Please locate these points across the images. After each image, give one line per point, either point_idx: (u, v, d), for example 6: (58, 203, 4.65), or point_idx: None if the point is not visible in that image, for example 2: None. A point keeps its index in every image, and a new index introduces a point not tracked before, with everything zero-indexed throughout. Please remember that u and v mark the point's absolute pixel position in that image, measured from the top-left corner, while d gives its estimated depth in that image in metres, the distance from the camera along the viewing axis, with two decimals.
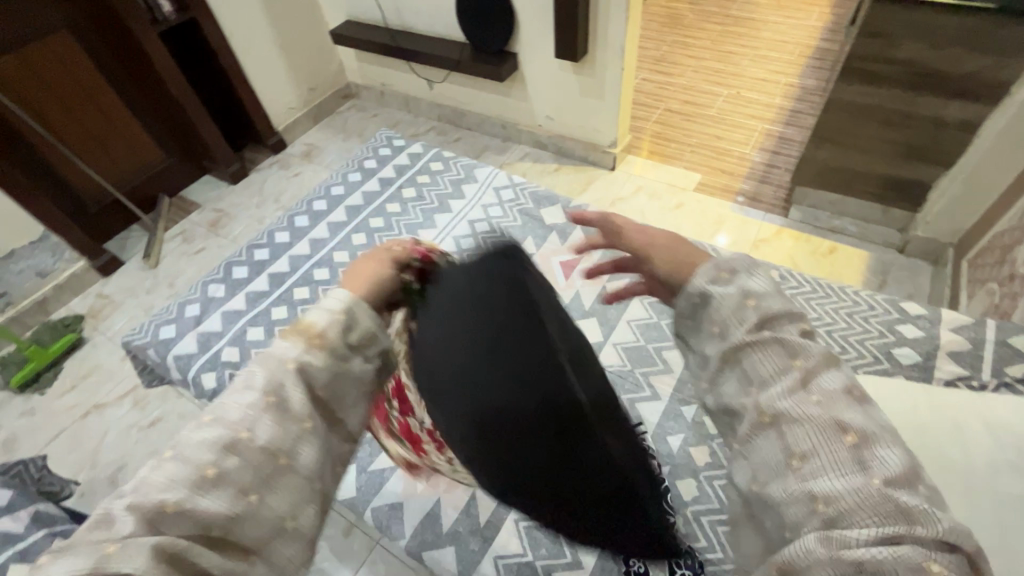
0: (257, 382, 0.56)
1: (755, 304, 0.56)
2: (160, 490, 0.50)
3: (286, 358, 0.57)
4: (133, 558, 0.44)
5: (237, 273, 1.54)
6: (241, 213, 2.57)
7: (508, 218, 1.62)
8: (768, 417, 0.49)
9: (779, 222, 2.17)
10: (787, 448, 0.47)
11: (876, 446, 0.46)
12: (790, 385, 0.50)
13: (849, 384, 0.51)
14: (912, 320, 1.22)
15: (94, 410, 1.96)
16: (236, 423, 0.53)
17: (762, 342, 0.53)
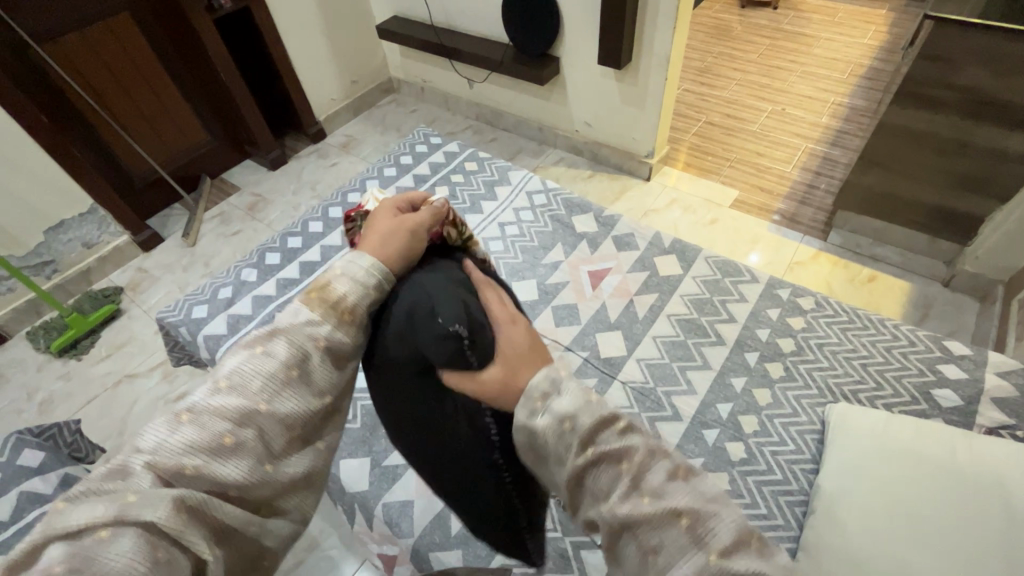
0: (276, 353, 0.60)
1: (571, 428, 0.53)
2: (178, 453, 0.53)
3: (315, 335, 0.63)
4: (160, 509, 0.48)
5: (270, 259, 1.58)
6: (278, 199, 2.64)
7: (539, 223, 1.61)
8: (616, 528, 0.49)
9: (817, 244, 2.10)
10: (641, 546, 0.48)
11: (707, 522, 0.47)
12: (625, 491, 0.49)
13: (671, 466, 0.52)
14: (955, 360, 1.16)
15: (125, 379, 2.04)
16: (257, 396, 0.58)
17: (591, 459, 0.51)
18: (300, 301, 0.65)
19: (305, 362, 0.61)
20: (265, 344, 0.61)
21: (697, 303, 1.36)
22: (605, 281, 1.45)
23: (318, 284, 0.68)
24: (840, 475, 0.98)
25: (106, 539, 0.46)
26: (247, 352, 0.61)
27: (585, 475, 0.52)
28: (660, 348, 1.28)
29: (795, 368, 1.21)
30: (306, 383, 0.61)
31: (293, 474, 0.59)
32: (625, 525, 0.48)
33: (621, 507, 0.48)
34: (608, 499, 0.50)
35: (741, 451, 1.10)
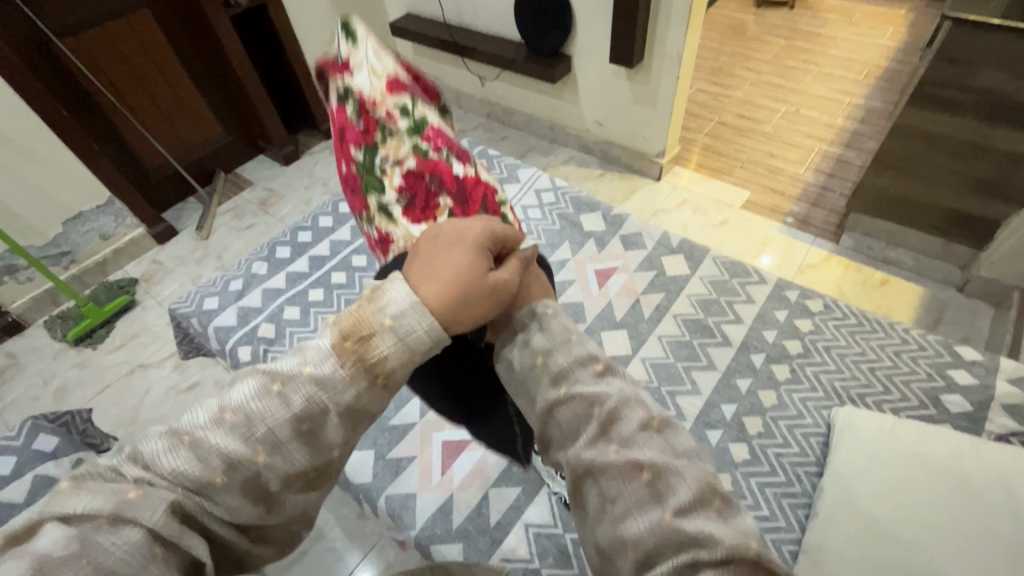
0: (291, 404, 0.52)
1: (543, 362, 0.60)
2: (169, 474, 0.49)
3: (339, 400, 0.52)
4: (155, 512, 0.45)
5: (280, 253, 1.59)
6: (290, 194, 2.67)
7: (547, 220, 1.61)
8: (580, 470, 0.52)
9: (829, 247, 2.08)
10: (602, 494, 0.50)
11: (668, 476, 0.48)
12: (592, 435, 0.52)
13: (646, 416, 0.53)
14: (965, 366, 1.14)
15: (139, 368, 2.08)
16: (262, 441, 0.51)
17: (562, 398, 0.56)
18: (335, 353, 0.53)
19: (319, 421, 0.53)
20: (281, 382, 0.53)
21: (703, 304, 1.35)
22: (611, 279, 1.45)
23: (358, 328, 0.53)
24: (845, 478, 0.97)
25: (103, 527, 0.44)
26: (260, 387, 0.53)
27: (556, 414, 0.56)
28: (665, 347, 1.28)
29: (801, 371, 1.20)
30: (314, 439, 0.53)
31: (292, 509, 0.55)
32: (588, 468, 0.51)
33: (584, 448, 0.52)
34: (577, 442, 0.53)
35: (744, 452, 1.09)
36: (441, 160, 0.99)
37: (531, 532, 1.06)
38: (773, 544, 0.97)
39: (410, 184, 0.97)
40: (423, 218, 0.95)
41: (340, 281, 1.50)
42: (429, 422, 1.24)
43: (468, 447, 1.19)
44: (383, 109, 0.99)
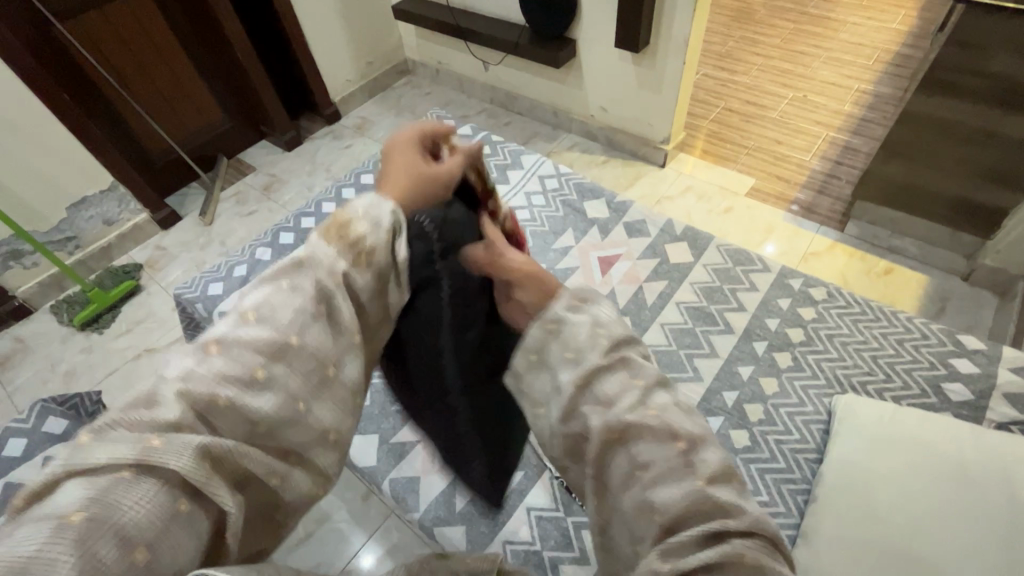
0: (305, 287, 0.58)
1: (596, 330, 0.57)
2: (209, 385, 0.49)
3: (334, 272, 0.60)
4: (182, 455, 0.45)
5: (284, 239, 1.59)
6: (293, 180, 2.67)
7: (550, 207, 1.61)
8: (617, 434, 0.50)
9: (834, 236, 2.07)
10: (634, 460, 0.49)
11: (701, 449, 0.49)
12: (633, 402, 0.51)
13: (678, 397, 0.54)
14: (968, 354, 1.14)
15: (145, 353, 2.10)
16: (287, 330, 0.55)
17: (611, 363, 0.54)
18: (318, 236, 0.63)
19: (331, 300, 0.59)
20: (292, 277, 0.59)
21: (707, 292, 1.35)
22: (615, 267, 1.44)
23: (336, 221, 0.65)
24: (845, 464, 0.97)
25: (125, 482, 0.43)
26: (273, 287, 0.58)
27: (597, 377, 0.54)
28: (667, 335, 1.28)
29: (803, 359, 1.20)
30: (335, 321, 0.59)
31: (322, 418, 0.56)
32: (625, 433, 0.50)
33: (626, 412, 0.50)
34: (617, 405, 0.51)
35: (744, 438, 1.10)
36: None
37: (533, 515, 1.08)
38: None
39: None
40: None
41: None
42: None
43: None
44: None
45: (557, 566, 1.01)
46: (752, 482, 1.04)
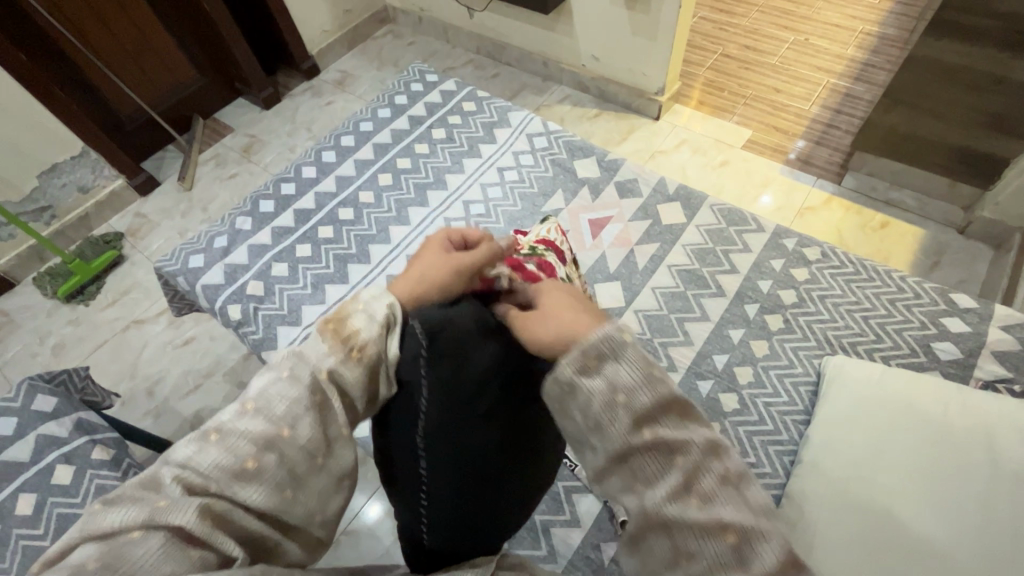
0: (301, 377, 0.61)
1: (627, 399, 0.56)
2: (208, 469, 0.56)
3: (318, 366, 0.62)
4: (185, 513, 0.52)
5: (264, 206, 1.53)
6: (273, 140, 2.56)
7: (539, 167, 1.55)
8: (654, 520, 0.53)
9: (830, 189, 2.02)
10: (674, 548, 0.53)
11: (752, 537, 0.51)
12: (673, 488, 0.53)
13: (723, 469, 0.55)
14: (960, 314, 1.14)
15: (134, 324, 2.08)
16: (281, 414, 0.59)
17: (643, 438, 0.55)
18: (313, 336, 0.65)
19: (325, 395, 0.61)
20: (288, 367, 0.62)
21: (699, 254, 1.33)
22: (606, 230, 1.41)
23: (334, 315, 0.67)
24: (830, 427, 0.99)
25: (134, 537, 0.51)
26: (274, 374, 0.62)
27: (635, 458, 0.55)
28: (658, 299, 1.27)
29: (795, 322, 1.19)
30: (324, 413, 0.61)
31: (311, 503, 0.61)
32: (667, 523, 0.53)
33: (665, 498, 0.53)
34: (652, 492, 0.54)
35: (733, 402, 1.11)
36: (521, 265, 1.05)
37: None
38: (759, 488, 1.01)
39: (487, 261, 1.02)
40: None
41: (328, 236, 1.46)
42: None
43: None
44: (522, 231, 1.24)
45: (549, 529, 1.04)
46: (739, 443, 1.05)
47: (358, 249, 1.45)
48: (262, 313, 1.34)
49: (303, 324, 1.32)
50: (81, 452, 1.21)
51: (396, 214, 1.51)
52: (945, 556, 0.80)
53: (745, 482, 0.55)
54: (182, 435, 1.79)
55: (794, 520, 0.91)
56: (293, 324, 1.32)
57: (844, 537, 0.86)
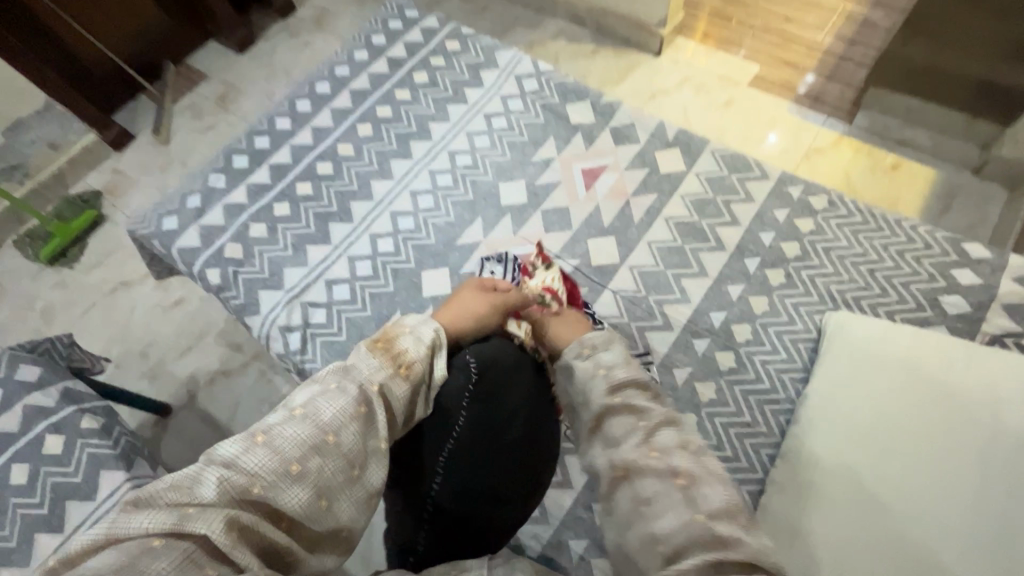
0: (349, 391, 0.76)
1: (603, 376, 0.80)
2: (249, 471, 0.67)
3: (372, 380, 0.79)
4: (214, 524, 0.62)
5: (237, 162, 1.44)
6: (250, 88, 2.41)
7: (529, 113, 1.44)
8: (620, 470, 0.72)
9: (841, 128, 1.90)
10: (636, 496, 0.69)
11: (698, 484, 0.68)
12: (636, 440, 0.73)
13: (683, 438, 0.74)
14: (971, 265, 1.08)
15: (121, 286, 2.03)
16: (332, 419, 0.73)
17: (618, 407, 0.76)
18: (367, 351, 0.82)
19: (369, 406, 0.77)
20: (337, 383, 0.77)
21: (698, 205, 1.25)
22: (600, 181, 1.32)
23: (385, 335, 0.85)
24: (832, 390, 0.95)
25: (165, 542, 0.61)
26: (324, 390, 0.77)
27: (613, 423, 0.76)
28: (654, 254, 1.20)
29: (798, 276, 1.14)
30: (368, 424, 0.76)
31: (339, 510, 0.71)
32: (628, 469, 0.71)
33: (635, 453, 0.72)
34: (622, 446, 0.73)
35: (730, 360, 1.07)
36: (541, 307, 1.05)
37: None
38: (753, 447, 0.99)
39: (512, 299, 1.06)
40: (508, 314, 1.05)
41: (307, 193, 1.38)
42: None
43: None
44: (528, 270, 1.12)
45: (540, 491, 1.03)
46: (735, 402, 1.03)
47: (339, 207, 1.37)
48: (242, 277, 1.28)
49: (286, 288, 1.27)
50: (71, 422, 1.19)
51: (378, 167, 1.42)
52: (942, 523, 0.80)
53: (703, 451, 0.73)
54: (178, 396, 1.79)
55: (792, 485, 0.89)
56: (275, 288, 1.27)
57: (843, 504, 0.84)
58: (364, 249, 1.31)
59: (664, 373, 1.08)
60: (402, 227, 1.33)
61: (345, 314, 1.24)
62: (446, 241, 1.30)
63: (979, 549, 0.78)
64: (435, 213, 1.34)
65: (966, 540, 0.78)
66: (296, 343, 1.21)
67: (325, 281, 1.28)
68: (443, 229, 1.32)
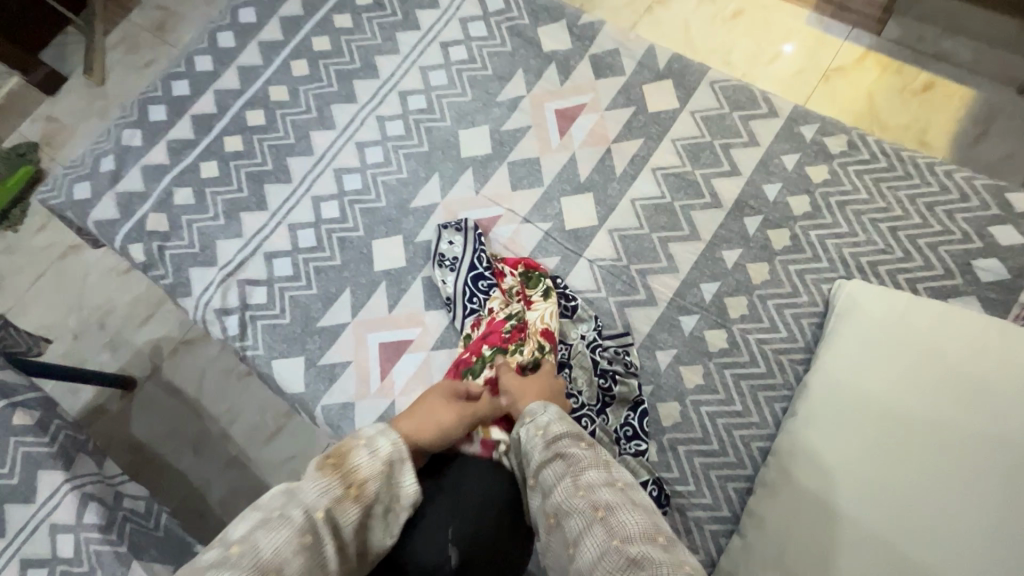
0: (292, 518, 0.57)
1: (542, 434, 0.71)
2: None
3: (314, 506, 0.58)
4: None
5: (153, 114, 1.23)
6: (188, 12, 2.08)
7: (494, 39, 1.20)
8: (553, 518, 0.64)
9: (869, 41, 1.61)
10: (567, 541, 0.61)
11: (620, 513, 0.60)
12: (564, 481, 0.65)
13: (610, 476, 0.65)
14: (1014, 221, 0.91)
15: (70, 251, 1.88)
16: (269, 553, 0.54)
17: (550, 456, 0.68)
18: (312, 474, 0.61)
19: (317, 531, 0.57)
20: (283, 506, 0.58)
21: (692, 151, 1.05)
22: (576, 125, 1.11)
23: (335, 450, 0.64)
24: (832, 375, 0.83)
25: None
26: (265, 516, 0.57)
27: (545, 471, 0.68)
28: (638, 214, 1.03)
29: (805, 238, 0.97)
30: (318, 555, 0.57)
31: None
32: (558, 516, 0.63)
33: (564, 495, 0.64)
34: (554, 491, 0.65)
35: (721, 340, 0.93)
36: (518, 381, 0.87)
37: None
38: (742, 440, 0.88)
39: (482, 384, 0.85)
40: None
41: (236, 149, 1.19)
42: (361, 320, 1.06)
43: (408, 349, 1.03)
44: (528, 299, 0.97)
45: None
46: (724, 389, 0.91)
47: (274, 164, 1.18)
48: (169, 253, 1.13)
49: (219, 264, 1.12)
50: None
51: (318, 115, 1.20)
52: (952, 532, 0.70)
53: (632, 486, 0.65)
54: (140, 369, 1.69)
55: (783, 485, 0.79)
56: (207, 265, 1.12)
57: (841, 510, 0.74)
58: (305, 215, 1.14)
59: (645, 356, 0.95)
60: (348, 187, 1.15)
61: (288, 294, 1.09)
62: (398, 204, 1.12)
63: (996, 561, 0.67)
64: (384, 170, 1.15)
65: (981, 550, 0.68)
66: (234, 327, 1.08)
67: (264, 255, 1.12)
68: (394, 188, 1.13)
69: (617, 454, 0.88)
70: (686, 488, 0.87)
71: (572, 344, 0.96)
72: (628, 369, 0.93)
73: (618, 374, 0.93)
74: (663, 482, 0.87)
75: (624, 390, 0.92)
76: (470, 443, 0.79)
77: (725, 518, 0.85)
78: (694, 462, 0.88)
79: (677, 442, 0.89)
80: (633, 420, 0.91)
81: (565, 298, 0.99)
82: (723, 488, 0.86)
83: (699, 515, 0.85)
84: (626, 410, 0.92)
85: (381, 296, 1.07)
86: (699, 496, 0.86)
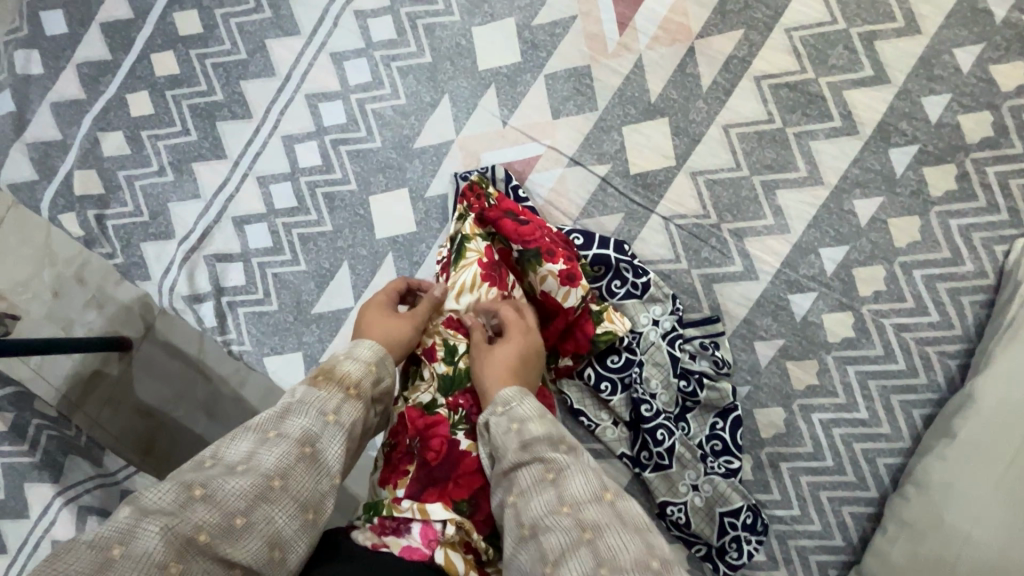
0: (287, 433, 0.45)
1: (517, 430, 0.50)
2: (174, 522, 0.38)
3: (325, 408, 0.47)
4: None
5: (49, 25, 0.89)
6: None
7: None
8: (527, 531, 0.44)
9: None
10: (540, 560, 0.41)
11: (613, 539, 0.40)
12: (540, 493, 0.46)
13: (597, 485, 0.45)
14: None
15: None
16: (268, 468, 0.43)
17: (524, 459, 0.48)
18: (302, 389, 0.48)
19: (318, 436, 0.46)
20: (276, 422, 0.45)
21: (819, 46, 0.72)
22: (643, 10, 0.76)
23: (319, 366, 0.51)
24: (1001, 375, 0.61)
25: None
26: (257, 434, 0.45)
27: (516, 477, 0.48)
28: (736, 148, 0.73)
29: (978, 176, 0.68)
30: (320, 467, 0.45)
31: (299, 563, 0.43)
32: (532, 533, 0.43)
33: (540, 513, 0.45)
34: (531, 505, 0.46)
35: (845, 328, 0.70)
36: (449, 419, 0.60)
37: None
38: (866, 456, 0.69)
39: (396, 428, 0.61)
40: (389, 481, 0.58)
41: (172, 73, 0.87)
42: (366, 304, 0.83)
43: None
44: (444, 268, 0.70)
45: None
46: (847, 392, 0.70)
47: (223, 93, 0.87)
48: (112, 224, 0.88)
49: (177, 236, 0.87)
50: None
51: (272, 14, 0.86)
52: None
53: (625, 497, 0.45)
54: None
55: (923, 520, 0.61)
56: (162, 238, 0.87)
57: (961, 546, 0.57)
58: (275, 164, 0.86)
59: (740, 349, 0.73)
60: (327, 123, 0.85)
61: (272, 272, 0.85)
62: (396, 143, 0.83)
63: None
64: (374, 94, 0.83)
65: None
66: (210, 318, 0.86)
67: (232, 221, 0.86)
68: (390, 121, 0.83)
69: (702, 475, 0.70)
70: (788, 513, 0.70)
71: (642, 333, 0.73)
72: (719, 368, 0.71)
73: (706, 376, 0.72)
74: (758, 506, 0.70)
75: (712, 395, 0.71)
76: (406, 533, 0.53)
77: (839, 547, 0.69)
78: (801, 482, 0.70)
79: (780, 457, 0.71)
80: (722, 431, 0.71)
81: (633, 272, 0.73)
82: (837, 513, 0.69)
83: (804, 544, 0.70)
84: (713, 417, 0.72)
85: (388, 271, 0.82)
86: (805, 522, 0.70)
